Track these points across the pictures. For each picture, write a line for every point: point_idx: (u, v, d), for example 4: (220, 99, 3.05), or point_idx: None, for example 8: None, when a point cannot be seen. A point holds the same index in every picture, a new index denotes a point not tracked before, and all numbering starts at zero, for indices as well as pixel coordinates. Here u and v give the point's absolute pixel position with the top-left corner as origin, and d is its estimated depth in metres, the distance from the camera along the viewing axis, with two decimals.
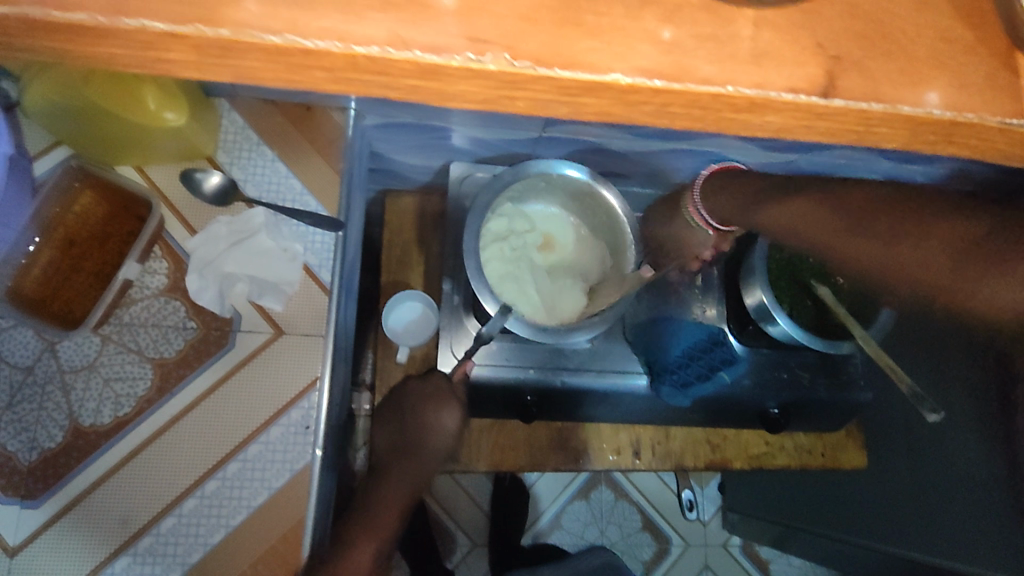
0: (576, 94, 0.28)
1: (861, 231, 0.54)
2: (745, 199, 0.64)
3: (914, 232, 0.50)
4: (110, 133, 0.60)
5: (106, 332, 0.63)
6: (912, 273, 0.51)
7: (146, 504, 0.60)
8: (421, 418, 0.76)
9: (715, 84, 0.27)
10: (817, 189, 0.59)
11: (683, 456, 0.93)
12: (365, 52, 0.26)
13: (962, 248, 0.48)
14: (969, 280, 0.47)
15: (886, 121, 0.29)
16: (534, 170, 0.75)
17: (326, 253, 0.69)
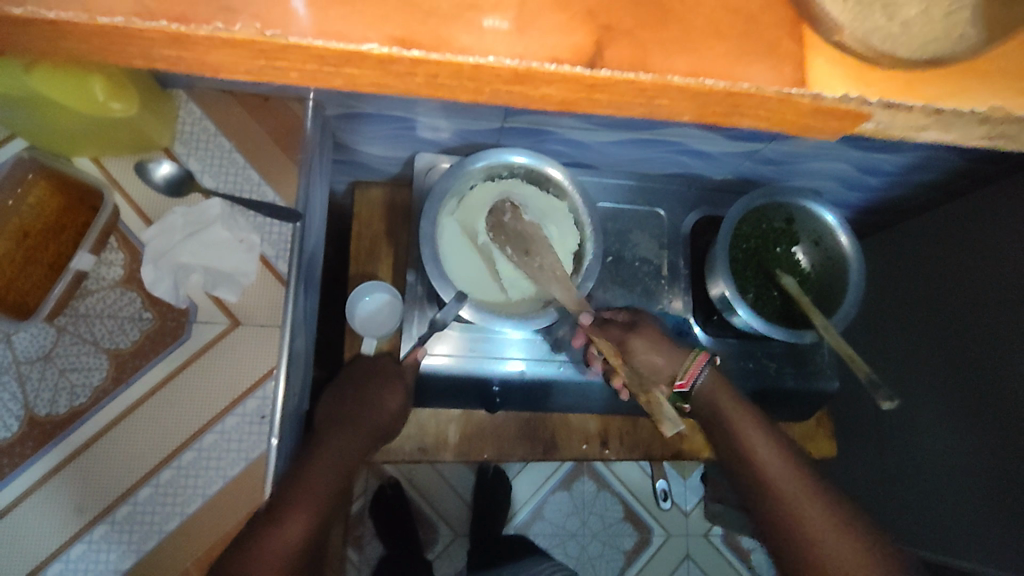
0: (339, 64, 0.26)
1: (796, 487, 0.65)
2: (728, 410, 0.73)
3: (832, 513, 0.63)
4: (60, 122, 0.60)
5: (61, 322, 0.64)
6: (836, 545, 0.61)
7: (100, 493, 0.61)
8: (365, 396, 0.74)
9: (474, 53, 0.25)
10: (794, 452, 0.69)
11: (652, 445, 0.93)
12: (112, 22, 0.24)
13: (863, 546, 0.61)
14: (870, 575, 0.58)
15: (666, 92, 0.26)
16: (496, 159, 0.75)
17: (283, 244, 0.69)
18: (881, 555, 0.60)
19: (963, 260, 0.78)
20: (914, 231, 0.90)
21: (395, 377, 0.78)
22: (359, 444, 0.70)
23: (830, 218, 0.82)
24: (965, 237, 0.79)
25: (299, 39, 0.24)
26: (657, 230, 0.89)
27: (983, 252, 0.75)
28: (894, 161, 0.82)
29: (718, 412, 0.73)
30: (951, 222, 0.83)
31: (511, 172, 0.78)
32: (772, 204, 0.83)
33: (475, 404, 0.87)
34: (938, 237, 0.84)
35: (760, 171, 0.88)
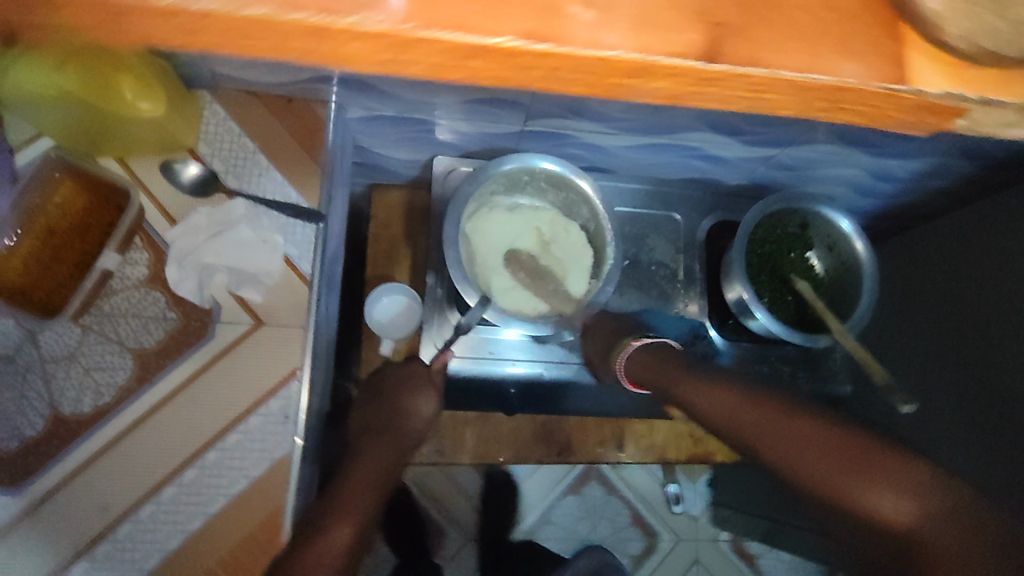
0: (463, 57, 0.25)
1: (759, 424, 0.61)
2: (671, 375, 0.73)
3: (795, 430, 0.57)
4: (87, 121, 0.60)
5: (86, 321, 0.64)
6: (812, 469, 0.54)
7: (125, 492, 0.61)
8: (399, 403, 0.76)
9: (597, 48, 0.25)
10: (750, 390, 0.66)
11: (666, 449, 0.93)
12: (249, 14, 0.23)
13: (829, 452, 0.53)
14: (849, 480, 0.51)
15: (774, 88, 0.27)
16: (518, 163, 0.75)
17: (307, 245, 0.69)
18: (860, 445, 0.52)
19: (976, 267, 0.78)
20: (927, 237, 0.90)
21: (425, 384, 0.79)
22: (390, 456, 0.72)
23: (845, 224, 0.82)
24: (979, 244, 0.79)
25: (428, 33, 0.24)
26: (673, 234, 0.90)
27: (993, 258, 0.75)
28: (907, 167, 0.83)
29: (665, 378, 0.74)
30: (964, 227, 0.83)
31: (532, 176, 0.78)
32: (787, 209, 0.84)
33: (493, 407, 0.88)
34: (951, 243, 0.84)
35: (774, 176, 0.89)
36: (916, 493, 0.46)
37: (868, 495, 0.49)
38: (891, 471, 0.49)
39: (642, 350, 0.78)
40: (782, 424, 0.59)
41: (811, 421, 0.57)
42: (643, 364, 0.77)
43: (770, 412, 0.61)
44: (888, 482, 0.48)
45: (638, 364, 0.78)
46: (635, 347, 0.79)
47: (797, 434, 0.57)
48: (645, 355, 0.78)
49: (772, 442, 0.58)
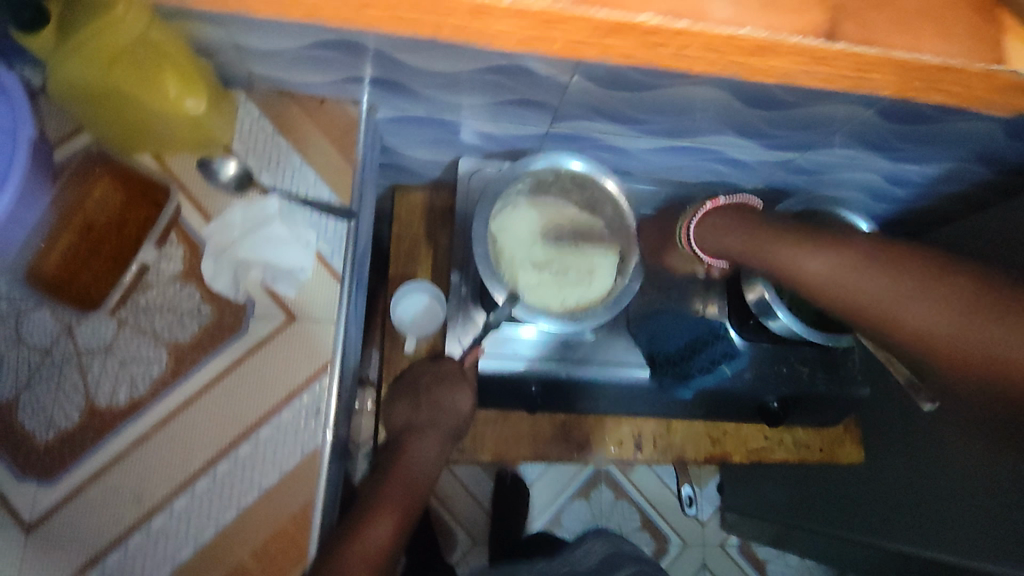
0: None
1: (830, 263, 0.63)
2: (747, 240, 0.74)
3: (830, 248, 0.64)
4: (130, 117, 0.62)
5: (122, 315, 0.65)
6: (828, 276, 0.63)
7: (160, 482, 0.62)
8: (438, 396, 0.77)
9: None
10: (825, 233, 0.67)
11: (684, 449, 0.94)
12: None
13: (871, 266, 0.60)
14: (887, 300, 0.58)
15: None
16: (544, 162, 0.78)
17: (339, 241, 0.71)
18: (910, 259, 0.58)
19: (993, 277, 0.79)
20: (943, 244, 0.91)
21: (460, 379, 0.78)
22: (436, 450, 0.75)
23: (866, 227, 0.83)
24: (995, 254, 0.81)
25: None
26: None
27: (1007, 271, 0.77)
28: (924, 172, 0.84)
29: (737, 242, 0.76)
30: (979, 233, 0.85)
31: (557, 178, 0.80)
32: (807, 211, 0.86)
33: (515, 405, 0.89)
34: (967, 248, 0.85)
35: (792, 181, 0.90)
36: (958, 301, 0.54)
37: (990, 332, 0.51)
38: (927, 278, 0.56)
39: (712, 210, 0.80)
40: (905, 302, 0.57)
41: (931, 269, 0.56)
42: (717, 223, 0.79)
43: (882, 266, 0.59)
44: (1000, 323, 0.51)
45: (712, 235, 0.79)
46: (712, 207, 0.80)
47: (916, 305, 0.56)
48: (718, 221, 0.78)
49: (882, 308, 0.59)
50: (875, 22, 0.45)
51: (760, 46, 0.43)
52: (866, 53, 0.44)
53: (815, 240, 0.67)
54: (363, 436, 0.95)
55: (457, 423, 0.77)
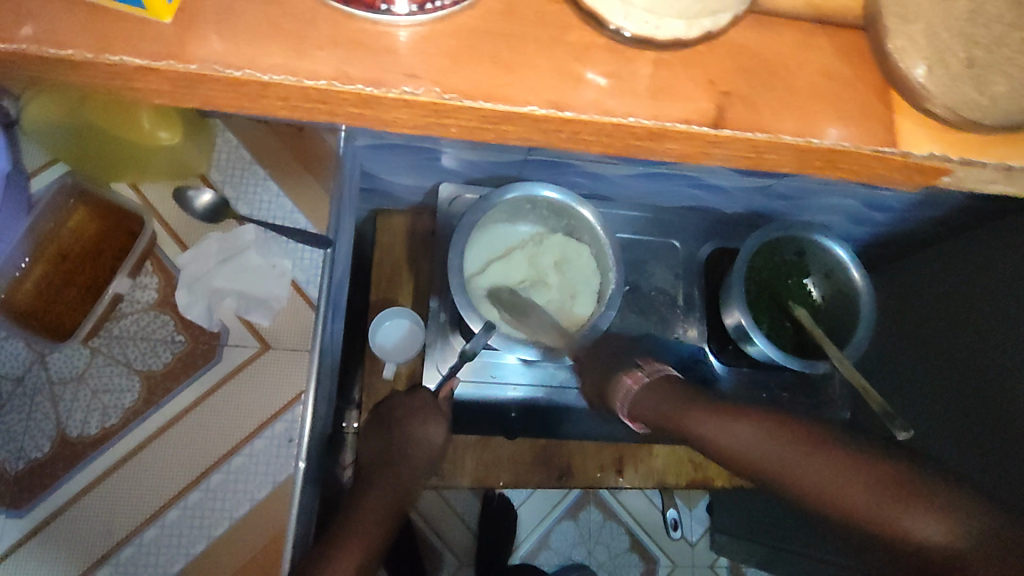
0: (497, 121, 0.31)
1: (784, 455, 0.55)
2: (671, 412, 0.66)
3: (803, 454, 0.54)
4: (106, 151, 0.63)
5: (95, 344, 0.66)
6: (836, 492, 0.50)
7: (126, 518, 0.62)
8: (409, 431, 0.76)
9: (617, 115, 0.31)
10: (768, 416, 0.59)
11: (665, 474, 0.93)
12: (314, 85, 0.30)
13: (864, 484, 0.49)
14: (884, 503, 0.47)
15: (772, 147, 0.32)
16: (521, 191, 0.77)
17: (314, 270, 0.70)
18: (870, 465, 0.50)
19: (976, 292, 0.78)
20: (919, 263, 0.91)
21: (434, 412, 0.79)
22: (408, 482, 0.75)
23: (841, 252, 0.84)
24: (977, 271, 0.79)
25: (472, 104, 0.30)
26: (672, 260, 0.92)
27: (986, 292, 0.76)
28: (901, 199, 0.84)
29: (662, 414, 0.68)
30: (954, 252, 0.84)
31: (534, 205, 0.81)
32: (786, 236, 0.85)
33: (493, 430, 0.87)
34: (938, 269, 0.86)
35: (770, 205, 0.90)
36: (957, 521, 0.44)
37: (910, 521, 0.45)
38: (931, 492, 0.46)
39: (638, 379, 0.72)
40: (801, 462, 0.53)
41: (810, 440, 0.54)
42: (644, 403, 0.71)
43: (792, 445, 0.55)
44: (927, 511, 0.45)
45: (644, 400, 0.70)
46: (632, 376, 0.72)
47: (807, 467, 0.53)
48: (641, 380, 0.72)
49: (789, 475, 0.54)
50: (767, 102, 0.32)
51: (653, 134, 0.32)
52: (758, 142, 0.32)
53: (733, 408, 0.62)
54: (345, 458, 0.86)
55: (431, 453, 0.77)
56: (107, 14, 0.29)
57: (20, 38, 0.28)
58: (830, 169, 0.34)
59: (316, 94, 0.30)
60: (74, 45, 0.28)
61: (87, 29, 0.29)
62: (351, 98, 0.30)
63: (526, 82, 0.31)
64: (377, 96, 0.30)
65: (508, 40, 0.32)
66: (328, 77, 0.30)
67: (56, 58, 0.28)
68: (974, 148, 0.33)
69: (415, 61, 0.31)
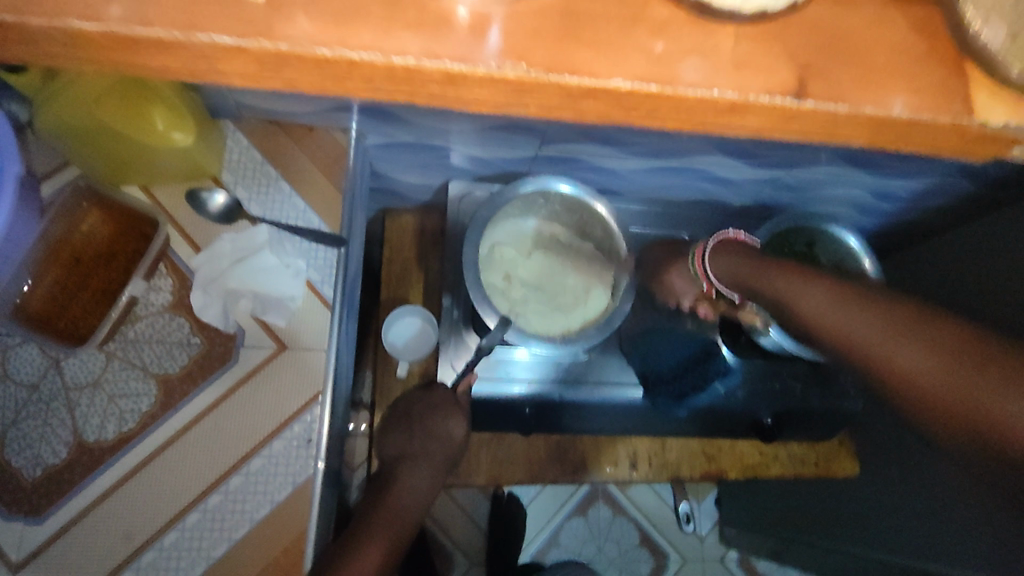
0: (578, 97, 0.31)
1: (822, 303, 0.53)
2: (757, 273, 0.63)
3: (834, 297, 0.52)
4: (120, 154, 0.63)
5: (111, 348, 0.66)
6: (864, 338, 0.48)
7: (148, 520, 0.61)
8: (430, 427, 0.76)
9: (701, 87, 0.31)
10: (851, 284, 0.53)
11: (679, 467, 0.93)
12: (402, 62, 0.29)
13: (960, 364, 0.42)
14: (898, 340, 0.46)
15: (850, 121, 0.32)
16: (532, 187, 0.77)
17: (328, 268, 0.70)
18: (957, 348, 0.43)
19: (983, 273, 0.77)
20: (926, 251, 0.90)
21: (454, 408, 0.79)
22: (428, 484, 0.74)
23: (853, 241, 0.84)
24: (984, 253, 0.78)
25: (560, 78, 0.30)
26: None
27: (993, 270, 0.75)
28: (910, 186, 0.84)
29: (744, 274, 0.65)
30: (964, 239, 0.83)
31: (547, 200, 0.81)
32: (795, 227, 0.86)
33: (509, 426, 0.87)
34: (947, 254, 0.85)
35: (780, 198, 0.90)
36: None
37: (901, 354, 0.45)
38: (1001, 370, 0.41)
39: (721, 238, 0.72)
40: (821, 307, 0.53)
41: (863, 299, 0.50)
42: (722, 266, 0.70)
43: (824, 287, 0.54)
44: (917, 347, 0.44)
45: (720, 266, 0.69)
46: (715, 247, 0.71)
47: (852, 313, 0.50)
48: (722, 250, 0.71)
49: (806, 322, 0.54)
50: (849, 77, 0.32)
51: (733, 108, 0.32)
52: (839, 113, 0.32)
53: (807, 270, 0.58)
54: (355, 460, 0.88)
55: (451, 450, 0.77)
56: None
57: (113, 19, 0.27)
58: (907, 143, 0.35)
59: (402, 72, 0.30)
60: (161, 23, 0.28)
61: (170, 8, 0.28)
62: (436, 75, 0.30)
63: (607, 58, 0.31)
64: (464, 72, 0.30)
65: (587, 18, 0.32)
66: (415, 54, 0.29)
67: (142, 39, 0.28)
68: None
69: (499, 38, 0.30)
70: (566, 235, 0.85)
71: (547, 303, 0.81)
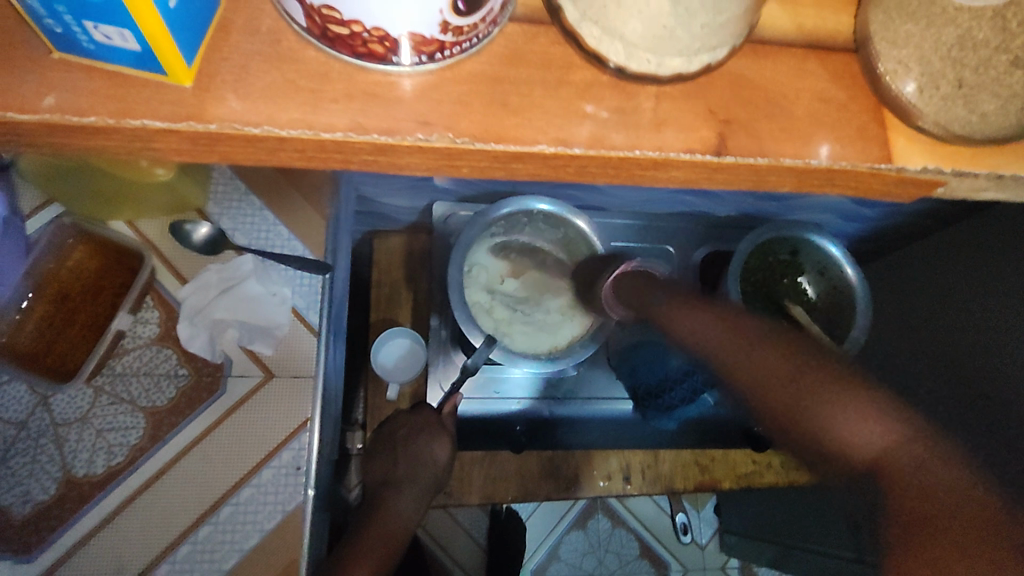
0: (507, 161, 0.32)
1: (722, 341, 0.39)
2: (658, 304, 0.46)
3: (700, 311, 0.42)
4: (106, 187, 0.63)
5: (98, 383, 0.66)
6: (770, 381, 0.35)
7: (137, 553, 0.62)
8: (414, 449, 0.76)
9: (623, 149, 0.32)
10: (748, 314, 0.41)
11: (673, 478, 0.93)
12: (331, 138, 0.31)
13: (784, 364, 0.36)
14: (812, 401, 0.34)
15: (775, 171, 0.34)
16: (514, 207, 0.78)
17: (313, 295, 0.71)
18: (822, 362, 0.35)
19: (984, 283, 0.73)
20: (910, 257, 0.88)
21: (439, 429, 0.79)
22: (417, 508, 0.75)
23: (834, 250, 0.84)
24: (983, 261, 0.74)
25: (483, 146, 0.31)
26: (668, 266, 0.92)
27: (989, 266, 0.73)
28: None
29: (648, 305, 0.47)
30: (952, 246, 0.80)
31: (530, 217, 0.81)
32: (777, 237, 0.86)
33: (500, 445, 0.88)
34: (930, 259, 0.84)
35: (762, 208, 0.90)
36: (897, 420, 0.32)
37: (848, 427, 0.33)
38: (831, 377, 0.34)
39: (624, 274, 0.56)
40: (755, 355, 0.37)
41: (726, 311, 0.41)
42: (625, 293, 0.53)
43: (756, 322, 0.39)
44: (861, 409, 0.33)
45: (625, 290, 0.53)
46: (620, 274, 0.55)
47: (770, 362, 0.36)
48: (627, 276, 0.54)
49: (752, 377, 0.36)
50: (767, 130, 0.34)
51: (657, 164, 0.33)
52: (759, 167, 0.33)
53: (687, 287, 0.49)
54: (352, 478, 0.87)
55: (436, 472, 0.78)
56: (129, 81, 0.30)
57: (44, 109, 0.29)
58: (837, 187, 0.35)
59: (332, 145, 0.31)
60: (96, 112, 0.30)
61: (109, 97, 0.30)
62: (366, 147, 0.31)
63: (534, 122, 0.32)
64: (391, 144, 0.31)
65: (515, 84, 0.33)
66: (344, 128, 0.31)
67: (79, 127, 0.30)
68: (964, 160, 0.34)
69: (426, 109, 0.32)
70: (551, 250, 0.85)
71: (530, 321, 0.81)
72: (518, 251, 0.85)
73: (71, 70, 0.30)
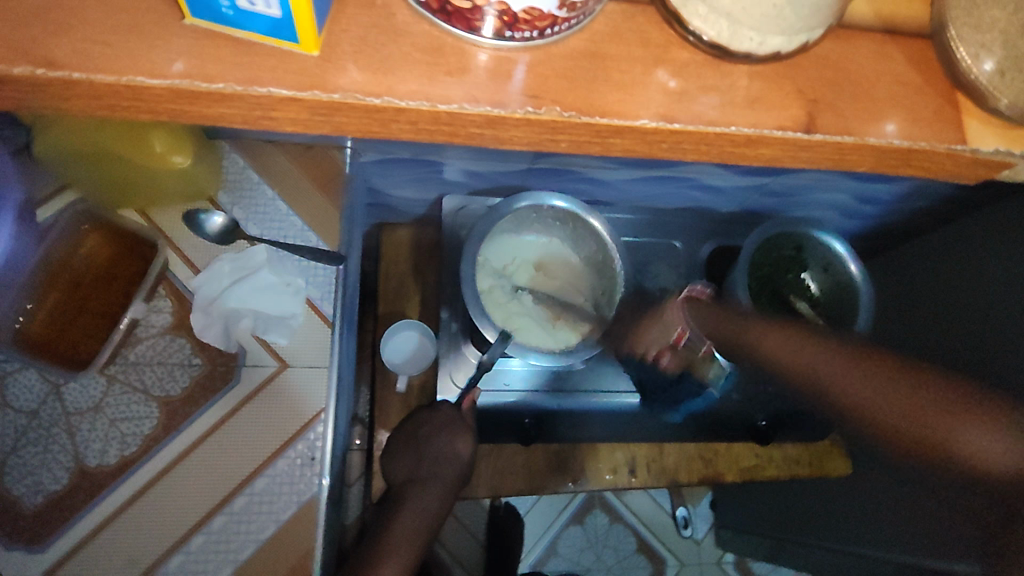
0: (607, 135, 0.35)
1: (838, 367, 0.52)
2: (750, 327, 0.62)
3: (876, 373, 0.50)
4: (119, 176, 0.64)
5: (111, 371, 0.66)
6: (870, 403, 0.49)
7: (153, 544, 0.61)
8: (435, 445, 0.78)
9: (720, 125, 0.34)
10: (849, 341, 0.54)
11: (677, 473, 0.94)
12: (446, 109, 0.32)
13: (900, 397, 0.48)
14: (947, 422, 0.46)
15: (857, 150, 0.36)
16: (527, 202, 0.78)
17: (328, 287, 0.71)
18: (924, 380, 0.48)
19: (984, 271, 0.73)
20: (904, 253, 0.89)
21: (461, 427, 0.79)
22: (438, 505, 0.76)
23: (840, 246, 0.84)
24: (980, 253, 0.74)
25: (588, 120, 0.33)
26: (673, 259, 0.91)
27: (982, 259, 0.73)
28: (891, 190, 0.83)
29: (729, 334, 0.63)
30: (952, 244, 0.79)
31: (542, 214, 0.82)
32: (782, 233, 0.85)
33: (507, 438, 0.87)
34: (925, 254, 0.84)
35: (764, 203, 0.91)
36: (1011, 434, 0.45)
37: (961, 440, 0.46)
38: (959, 400, 0.47)
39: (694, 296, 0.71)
40: (854, 384, 0.51)
41: (856, 357, 0.52)
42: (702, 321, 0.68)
43: (863, 367, 0.51)
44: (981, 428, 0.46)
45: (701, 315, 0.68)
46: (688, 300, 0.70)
47: (860, 386, 0.50)
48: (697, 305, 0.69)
49: (847, 398, 0.51)
50: (853, 109, 0.36)
51: (751, 141, 0.35)
52: (844, 145, 0.35)
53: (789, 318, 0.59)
54: (352, 474, 0.87)
55: (460, 468, 0.78)
56: (254, 48, 0.32)
57: (172, 75, 0.31)
58: (910, 168, 0.37)
59: (446, 116, 0.33)
60: (224, 79, 0.31)
61: (232, 65, 0.32)
62: (478, 119, 0.33)
63: (638, 100, 0.34)
64: (501, 116, 0.33)
65: (609, 60, 0.35)
66: (458, 100, 0.33)
67: (204, 92, 0.31)
68: None
69: (535, 84, 0.34)
70: (556, 247, 0.87)
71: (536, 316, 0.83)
72: (523, 249, 0.86)
73: (203, 37, 0.32)
